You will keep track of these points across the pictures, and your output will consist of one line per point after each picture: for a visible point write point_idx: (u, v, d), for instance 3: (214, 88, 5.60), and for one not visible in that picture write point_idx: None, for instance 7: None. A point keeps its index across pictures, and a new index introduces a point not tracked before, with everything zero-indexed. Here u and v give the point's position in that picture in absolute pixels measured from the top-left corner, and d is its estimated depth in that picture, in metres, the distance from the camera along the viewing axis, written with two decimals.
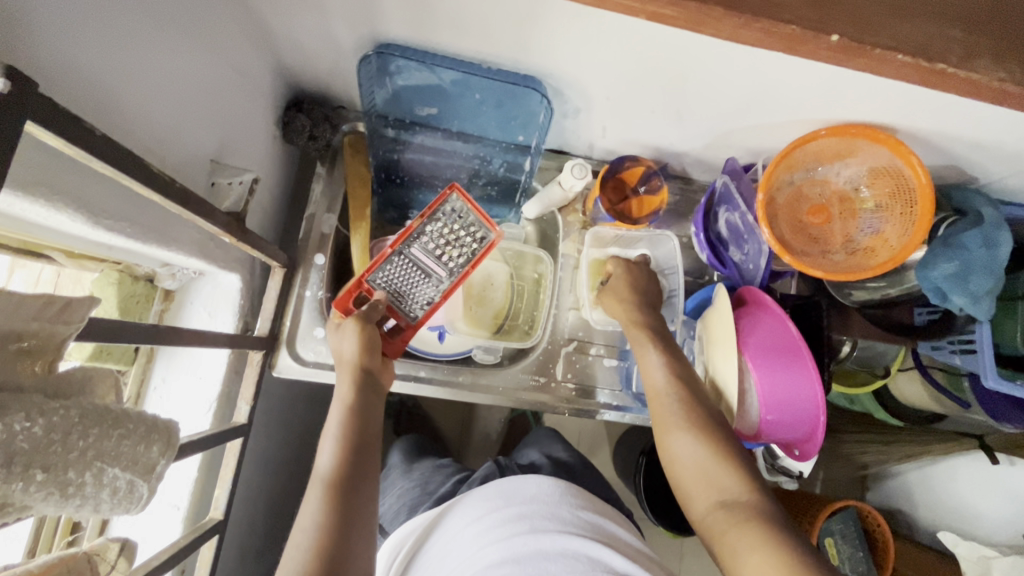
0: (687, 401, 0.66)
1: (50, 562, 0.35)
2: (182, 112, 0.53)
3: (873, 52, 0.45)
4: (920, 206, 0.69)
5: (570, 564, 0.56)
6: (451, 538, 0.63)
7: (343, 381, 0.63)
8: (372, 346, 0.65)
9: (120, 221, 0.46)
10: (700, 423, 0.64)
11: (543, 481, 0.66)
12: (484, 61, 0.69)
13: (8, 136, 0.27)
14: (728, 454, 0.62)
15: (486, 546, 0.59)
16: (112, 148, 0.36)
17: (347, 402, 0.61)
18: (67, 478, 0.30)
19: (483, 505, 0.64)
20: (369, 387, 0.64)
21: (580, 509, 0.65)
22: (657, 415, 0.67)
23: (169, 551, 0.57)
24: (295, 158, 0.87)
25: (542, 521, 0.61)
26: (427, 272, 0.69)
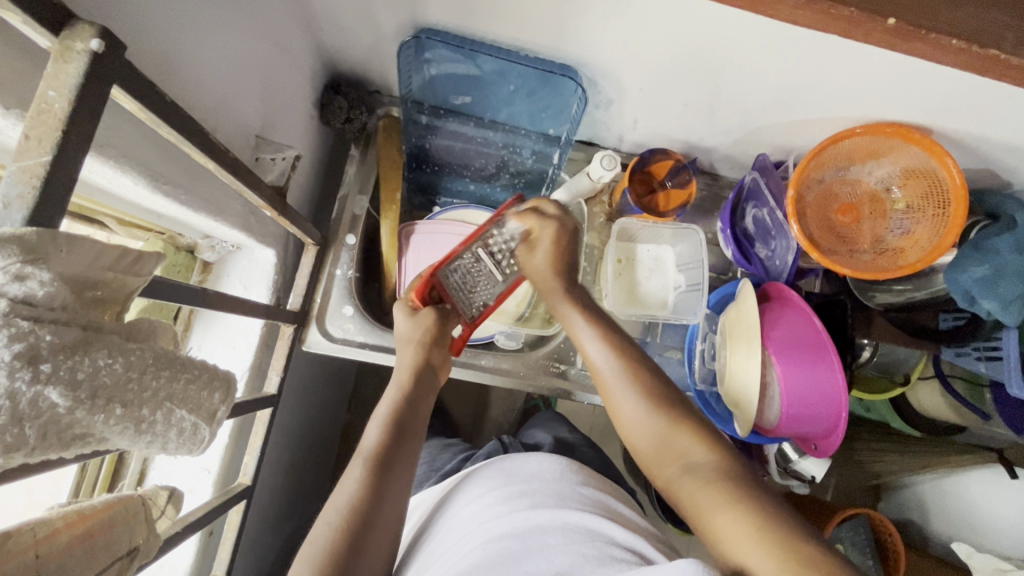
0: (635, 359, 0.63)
1: (113, 500, 0.36)
2: (232, 86, 0.55)
3: (925, 36, 0.45)
4: (953, 208, 0.68)
5: (570, 535, 0.56)
6: (459, 511, 0.66)
7: (405, 368, 0.67)
8: (440, 338, 0.70)
9: (177, 187, 0.48)
10: (654, 388, 0.61)
11: (543, 460, 0.70)
12: (522, 48, 0.69)
13: (99, 92, 0.29)
14: (688, 415, 0.59)
15: (488, 520, 0.60)
16: (178, 113, 0.38)
17: (404, 387, 0.65)
18: (141, 414, 0.31)
19: (487, 485, 0.67)
20: (424, 378, 0.68)
21: (580, 487, 0.66)
22: (603, 383, 0.64)
23: (203, 509, 0.59)
24: (330, 140, 0.89)
25: (543, 498, 0.62)
26: (489, 274, 0.72)
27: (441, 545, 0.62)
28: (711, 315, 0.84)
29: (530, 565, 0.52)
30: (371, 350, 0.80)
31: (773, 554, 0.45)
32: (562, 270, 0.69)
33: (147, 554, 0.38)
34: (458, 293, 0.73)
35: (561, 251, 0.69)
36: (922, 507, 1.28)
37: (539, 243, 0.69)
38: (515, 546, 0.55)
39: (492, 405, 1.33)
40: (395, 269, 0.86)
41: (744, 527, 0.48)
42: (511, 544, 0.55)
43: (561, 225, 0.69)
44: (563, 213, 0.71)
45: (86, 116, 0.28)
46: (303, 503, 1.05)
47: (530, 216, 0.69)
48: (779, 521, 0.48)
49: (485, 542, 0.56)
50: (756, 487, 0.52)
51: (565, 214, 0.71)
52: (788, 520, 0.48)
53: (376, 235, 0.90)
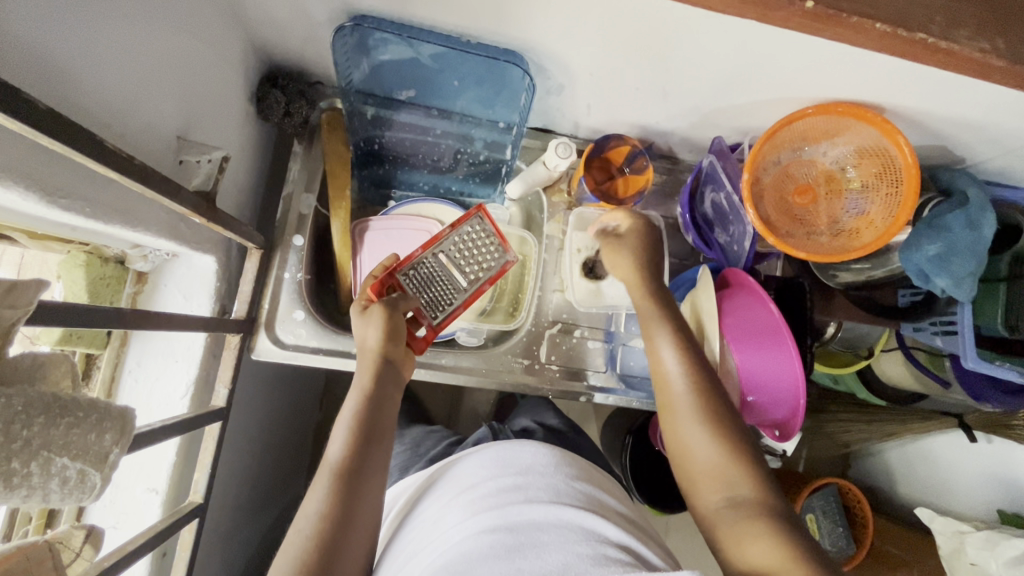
0: (707, 389, 0.61)
1: (9, 551, 0.34)
2: (142, 85, 0.51)
3: (848, 20, 0.45)
4: (906, 185, 0.68)
5: (563, 534, 0.55)
6: (444, 501, 0.64)
7: (365, 373, 0.62)
8: (396, 335, 0.64)
9: (79, 201, 0.44)
10: (720, 421, 0.60)
11: (539, 450, 0.68)
12: (463, 34, 0.66)
13: None
14: (745, 451, 0.58)
15: (477, 511, 0.58)
16: (58, 122, 0.34)
17: (366, 392, 0.61)
18: (12, 468, 0.30)
19: (478, 473, 0.65)
20: (390, 378, 0.63)
21: (574, 481, 0.65)
22: (668, 397, 0.63)
23: (147, 534, 0.56)
24: (272, 136, 0.84)
25: (537, 493, 0.61)
26: (451, 279, 0.72)
27: (427, 536, 0.60)
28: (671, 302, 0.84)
29: (523, 562, 0.51)
30: (325, 356, 0.77)
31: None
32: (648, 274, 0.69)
33: None
34: (421, 296, 0.71)
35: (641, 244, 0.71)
36: (888, 473, 1.32)
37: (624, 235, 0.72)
38: (508, 540, 0.53)
39: (467, 397, 1.32)
40: (349, 268, 0.83)
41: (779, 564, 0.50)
42: (504, 537, 0.53)
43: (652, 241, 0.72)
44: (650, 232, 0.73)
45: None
46: (274, 507, 1.03)
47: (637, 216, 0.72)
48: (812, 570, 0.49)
49: (476, 534, 0.54)
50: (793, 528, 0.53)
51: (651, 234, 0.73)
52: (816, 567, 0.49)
53: (329, 235, 0.87)
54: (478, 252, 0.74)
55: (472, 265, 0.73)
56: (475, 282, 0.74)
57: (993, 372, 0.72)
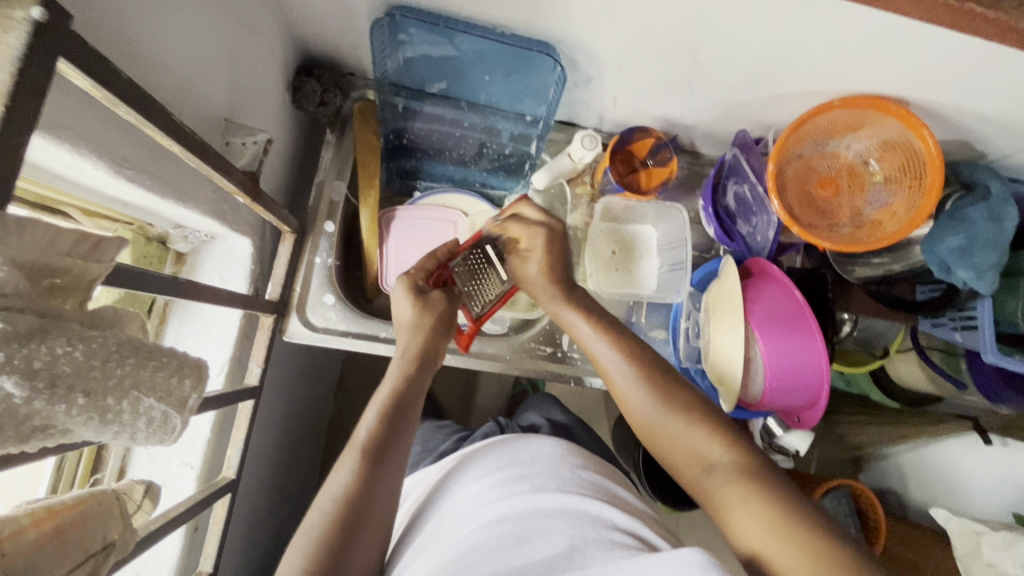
0: (645, 366, 0.63)
1: (83, 496, 0.35)
2: (196, 66, 0.53)
3: None
4: (929, 178, 0.69)
5: (569, 519, 0.55)
6: (456, 495, 0.65)
7: (410, 338, 0.66)
8: (446, 323, 0.69)
9: (142, 173, 0.46)
10: (667, 389, 0.62)
11: (543, 443, 0.69)
12: (498, 25, 0.68)
13: (47, 73, 0.28)
14: (705, 416, 0.60)
15: (487, 503, 0.59)
16: (136, 92, 0.36)
17: (407, 367, 0.64)
18: (106, 404, 0.32)
19: (485, 467, 0.66)
20: (424, 367, 0.65)
21: (579, 470, 0.65)
22: (612, 382, 0.65)
23: (186, 504, 0.58)
24: (305, 125, 0.87)
25: (544, 481, 0.61)
26: (493, 271, 0.73)
27: (441, 531, 0.60)
28: (694, 293, 0.84)
29: (530, 550, 0.51)
30: (354, 339, 0.79)
31: (798, 547, 0.47)
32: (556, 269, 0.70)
33: (124, 550, 0.37)
34: (465, 286, 0.73)
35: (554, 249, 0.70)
36: (900, 475, 1.31)
37: (531, 251, 0.70)
38: (516, 530, 0.53)
39: (479, 392, 1.33)
40: (377, 256, 0.85)
41: (766, 527, 0.49)
42: (512, 527, 0.54)
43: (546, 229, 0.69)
44: (546, 216, 0.71)
45: (43, 98, 0.27)
46: (292, 494, 1.04)
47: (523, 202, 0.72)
48: (796, 515, 0.49)
49: (485, 524, 0.55)
50: (777, 480, 0.53)
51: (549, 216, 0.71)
52: (805, 512, 0.49)
53: (355, 223, 0.89)
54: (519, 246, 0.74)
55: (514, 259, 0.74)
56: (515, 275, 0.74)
57: (1012, 367, 0.72)
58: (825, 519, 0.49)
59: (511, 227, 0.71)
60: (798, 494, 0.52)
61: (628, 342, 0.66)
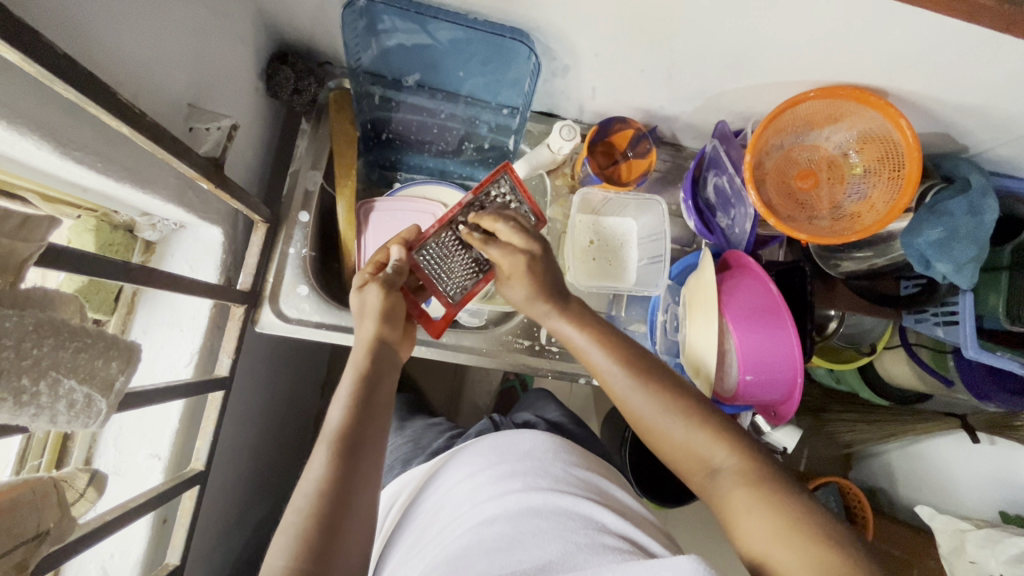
0: (648, 376, 0.61)
1: (15, 483, 0.34)
2: (153, 50, 0.52)
3: None
4: (907, 169, 0.68)
5: (562, 521, 0.52)
6: (447, 489, 0.61)
7: (360, 352, 0.62)
8: (394, 317, 0.65)
9: (91, 154, 0.45)
10: (666, 390, 0.60)
11: (536, 437, 0.65)
12: (469, 11, 0.66)
13: None
14: (704, 415, 0.59)
15: (478, 502, 0.55)
16: (73, 69, 0.36)
17: (361, 371, 0.60)
18: (22, 385, 0.31)
19: (477, 463, 0.62)
20: (382, 358, 0.63)
21: (572, 468, 0.61)
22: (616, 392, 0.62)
23: (150, 494, 0.58)
24: (281, 115, 0.86)
25: (535, 480, 0.57)
26: (471, 253, 0.72)
27: (428, 528, 0.57)
28: (672, 286, 0.83)
29: (522, 552, 0.48)
30: (328, 331, 0.78)
31: (811, 553, 0.48)
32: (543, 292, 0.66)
33: (60, 538, 0.37)
34: (434, 275, 0.72)
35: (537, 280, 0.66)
36: (890, 473, 1.30)
37: (511, 275, 0.66)
38: (508, 531, 0.50)
39: (467, 388, 1.32)
40: (354, 248, 0.83)
41: (775, 535, 0.50)
42: (504, 528, 0.51)
43: (527, 255, 0.65)
44: (527, 241, 0.66)
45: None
46: (273, 490, 1.03)
47: (498, 220, 0.66)
48: (803, 524, 0.50)
49: (476, 525, 0.52)
50: (785, 482, 0.54)
51: (530, 241, 0.66)
52: (813, 518, 0.51)
53: (333, 215, 0.88)
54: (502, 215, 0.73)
55: None
56: None
57: (993, 362, 0.71)
58: (825, 518, 0.51)
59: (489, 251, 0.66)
60: (801, 494, 0.53)
61: (629, 353, 0.63)
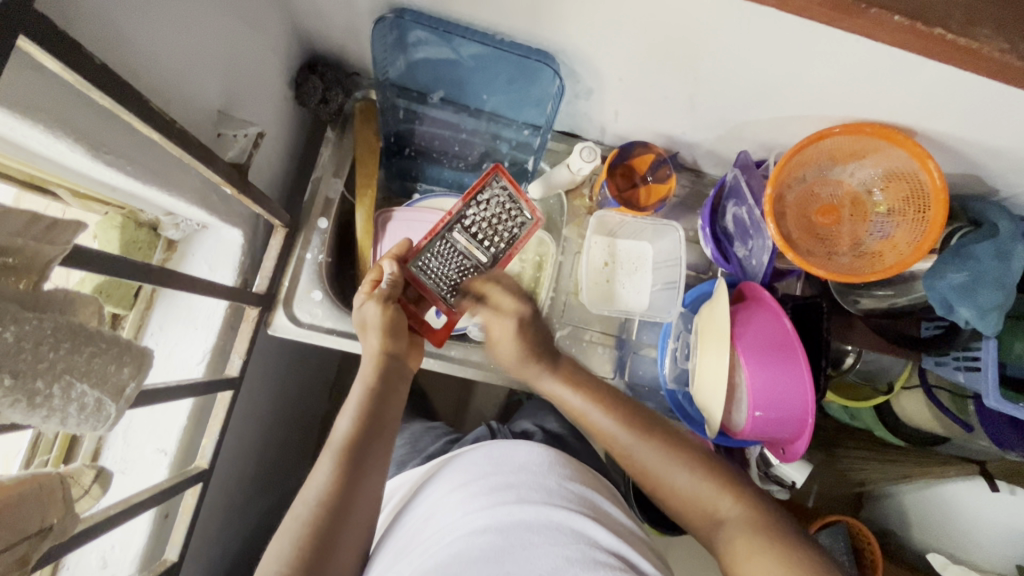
0: (653, 424, 0.62)
1: (24, 477, 0.35)
2: (188, 58, 0.53)
3: (867, 11, 0.45)
4: (933, 211, 0.66)
5: (553, 535, 0.52)
6: (440, 495, 0.60)
7: (368, 365, 0.63)
8: (399, 330, 0.65)
9: (122, 158, 0.46)
10: (664, 436, 0.61)
11: (533, 450, 0.63)
12: (497, 32, 0.67)
13: None
14: (703, 457, 0.59)
15: (470, 512, 0.54)
16: (109, 78, 0.37)
17: (370, 385, 0.61)
18: (35, 387, 0.32)
19: (471, 472, 0.61)
20: (394, 376, 0.63)
21: (567, 481, 0.60)
22: (608, 442, 0.63)
23: (154, 490, 0.58)
24: (307, 122, 0.87)
25: (529, 492, 0.56)
26: (469, 257, 0.72)
27: (417, 535, 0.56)
28: (685, 313, 0.82)
29: (512, 565, 0.49)
30: (338, 337, 0.78)
31: None
32: (527, 344, 0.68)
33: (64, 534, 0.37)
34: (433, 281, 0.72)
35: (525, 332, 0.69)
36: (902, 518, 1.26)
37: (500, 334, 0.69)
38: (498, 542, 0.50)
39: (473, 398, 1.32)
40: (368, 255, 0.84)
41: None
42: (495, 540, 0.50)
43: (516, 317, 0.68)
44: (518, 302, 0.70)
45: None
46: (273, 489, 1.03)
47: (490, 283, 0.71)
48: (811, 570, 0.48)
49: (467, 533, 0.51)
50: (787, 525, 0.53)
51: (520, 302, 0.70)
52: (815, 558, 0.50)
53: (352, 222, 0.89)
54: (498, 217, 0.72)
55: (491, 237, 0.72)
56: (497, 254, 0.73)
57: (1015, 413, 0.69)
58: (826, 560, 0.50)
59: (489, 293, 0.70)
60: (802, 536, 0.53)
61: (618, 402, 0.64)
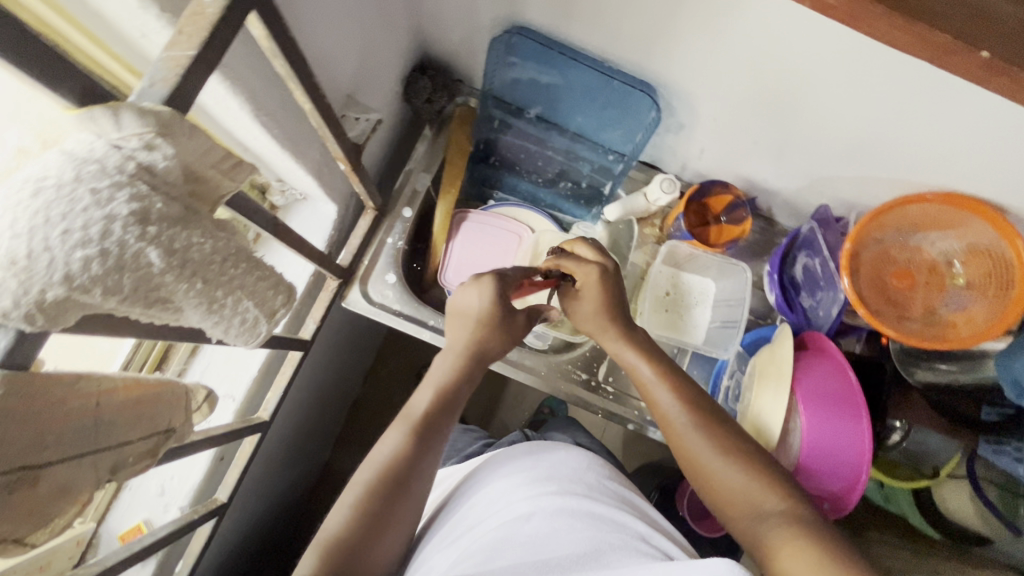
0: (710, 416, 0.62)
1: (163, 380, 0.39)
2: (336, 44, 0.59)
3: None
4: (1016, 291, 0.66)
5: (595, 524, 0.53)
6: (490, 483, 0.63)
7: (465, 333, 0.64)
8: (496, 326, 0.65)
9: (273, 122, 0.52)
10: (719, 429, 0.61)
11: (572, 452, 0.66)
12: (606, 59, 0.71)
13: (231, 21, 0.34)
14: (754, 458, 0.58)
15: (517, 498, 0.57)
16: (292, 49, 0.42)
17: (460, 359, 0.63)
18: (215, 295, 0.34)
19: (517, 465, 0.64)
20: (478, 357, 0.65)
21: (604, 481, 0.62)
22: (666, 421, 0.64)
23: (224, 428, 0.63)
24: (407, 118, 0.94)
25: (569, 485, 0.59)
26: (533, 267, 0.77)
27: (467, 517, 0.59)
28: (741, 354, 0.82)
29: (556, 545, 0.50)
30: (403, 320, 0.82)
31: None
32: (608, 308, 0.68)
33: (179, 440, 0.41)
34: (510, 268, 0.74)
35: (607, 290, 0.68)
36: None
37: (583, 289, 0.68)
38: (543, 526, 0.52)
39: (504, 407, 1.34)
40: (440, 251, 0.89)
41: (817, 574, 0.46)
42: (539, 524, 0.52)
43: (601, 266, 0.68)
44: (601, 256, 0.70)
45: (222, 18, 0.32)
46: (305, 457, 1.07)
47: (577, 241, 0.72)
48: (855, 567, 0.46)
49: (516, 518, 0.53)
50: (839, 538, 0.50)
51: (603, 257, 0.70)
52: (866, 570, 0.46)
53: (430, 216, 0.94)
54: None
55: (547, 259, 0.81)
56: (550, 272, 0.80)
57: None
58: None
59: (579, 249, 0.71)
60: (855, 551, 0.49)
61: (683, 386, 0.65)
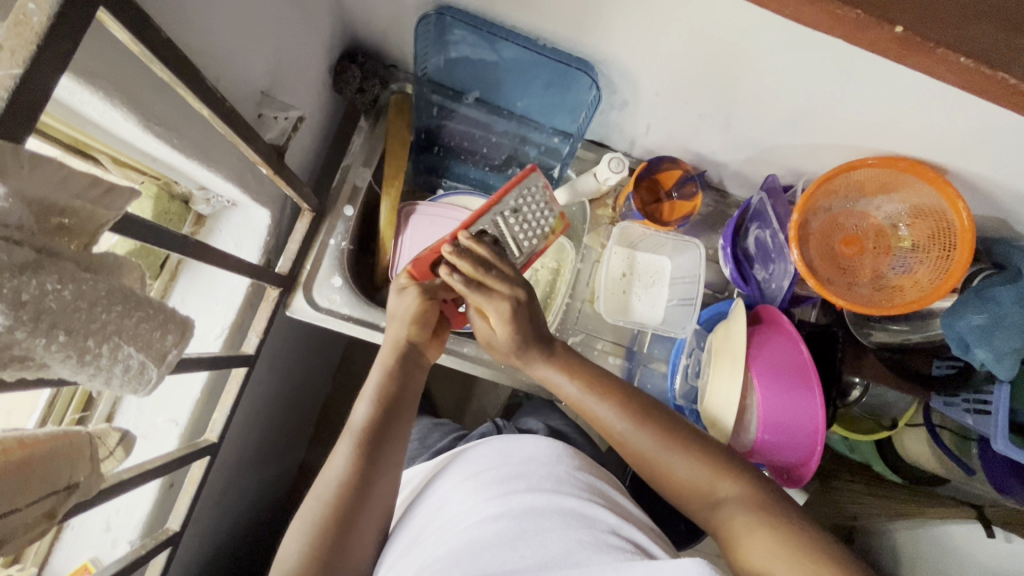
0: (638, 410, 0.61)
1: (59, 431, 0.36)
2: (240, 38, 0.54)
3: (932, 50, 0.43)
4: (959, 250, 0.67)
5: (565, 520, 0.52)
6: (452, 484, 0.61)
7: (388, 352, 0.63)
8: (426, 323, 0.64)
9: (170, 131, 0.47)
10: (659, 422, 0.60)
11: (542, 442, 0.63)
12: (539, 36, 0.68)
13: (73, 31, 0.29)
14: (698, 444, 0.58)
15: (481, 501, 0.55)
16: (172, 52, 0.38)
17: (389, 370, 0.62)
18: (86, 345, 0.32)
19: (481, 463, 0.62)
20: (409, 361, 0.64)
21: (577, 471, 0.60)
22: (601, 423, 0.63)
23: (164, 459, 0.59)
24: (341, 109, 0.88)
25: (539, 480, 0.57)
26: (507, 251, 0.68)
27: (430, 523, 0.57)
28: (699, 330, 0.82)
29: (525, 549, 0.49)
30: (354, 324, 0.79)
31: None
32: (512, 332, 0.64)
33: (86, 493, 0.38)
34: None
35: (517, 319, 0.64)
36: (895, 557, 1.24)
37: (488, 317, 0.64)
38: (511, 528, 0.50)
39: (476, 396, 1.32)
40: (390, 247, 0.85)
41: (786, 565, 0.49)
42: (507, 526, 0.51)
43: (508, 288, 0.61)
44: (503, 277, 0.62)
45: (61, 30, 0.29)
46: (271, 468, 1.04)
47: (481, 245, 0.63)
48: (813, 543, 0.50)
49: (481, 521, 0.52)
50: (795, 512, 0.53)
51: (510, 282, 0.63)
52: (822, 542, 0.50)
53: (376, 211, 0.90)
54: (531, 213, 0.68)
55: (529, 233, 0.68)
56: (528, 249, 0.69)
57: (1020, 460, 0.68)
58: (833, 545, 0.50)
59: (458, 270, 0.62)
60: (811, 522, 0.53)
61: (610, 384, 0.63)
